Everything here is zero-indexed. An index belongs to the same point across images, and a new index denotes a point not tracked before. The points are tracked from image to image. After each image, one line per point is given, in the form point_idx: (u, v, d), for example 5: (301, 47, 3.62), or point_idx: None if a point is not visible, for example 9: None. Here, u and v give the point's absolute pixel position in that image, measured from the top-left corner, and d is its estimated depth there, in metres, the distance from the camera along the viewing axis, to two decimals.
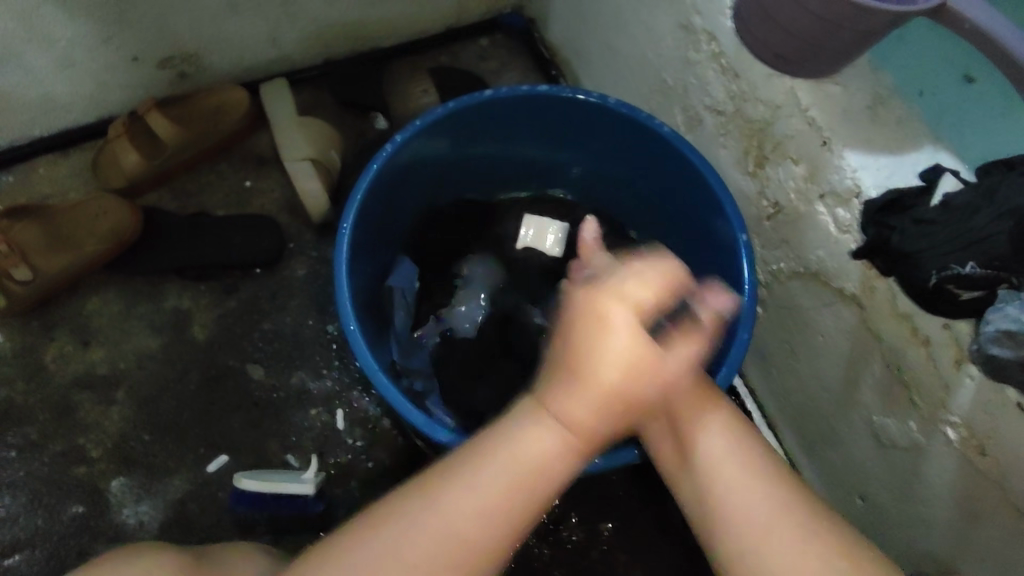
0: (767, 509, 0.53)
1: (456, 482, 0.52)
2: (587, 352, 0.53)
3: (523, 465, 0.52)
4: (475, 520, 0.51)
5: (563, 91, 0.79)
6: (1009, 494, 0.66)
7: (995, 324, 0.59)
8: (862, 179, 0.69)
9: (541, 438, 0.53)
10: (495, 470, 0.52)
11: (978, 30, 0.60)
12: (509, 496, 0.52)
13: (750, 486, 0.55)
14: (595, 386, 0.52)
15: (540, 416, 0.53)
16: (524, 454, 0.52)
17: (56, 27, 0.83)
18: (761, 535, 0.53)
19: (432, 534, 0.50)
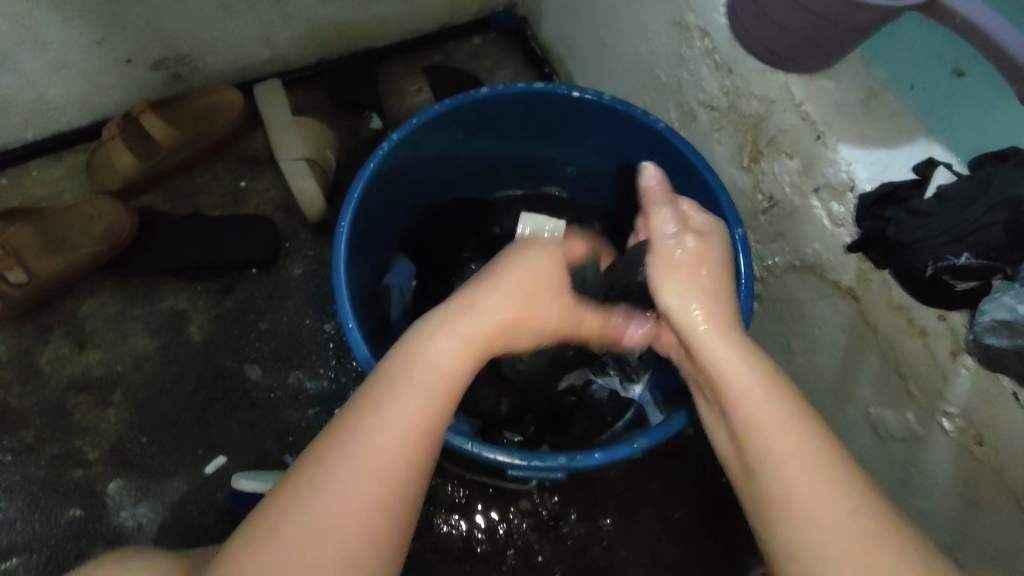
0: (803, 446, 0.51)
1: (367, 412, 0.50)
2: (498, 306, 0.57)
3: (437, 385, 0.52)
4: (378, 453, 0.48)
5: (558, 88, 0.79)
6: (1006, 482, 0.66)
7: (992, 314, 0.60)
8: (856, 172, 0.69)
9: (438, 355, 0.53)
10: (408, 396, 0.51)
11: (969, 24, 0.60)
12: (427, 416, 0.51)
13: (766, 415, 0.53)
14: (486, 313, 0.56)
15: (447, 332, 0.54)
16: (433, 368, 0.52)
17: (48, 29, 0.83)
18: (791, 479, 0.50)
19: (349, 474, 0.47)
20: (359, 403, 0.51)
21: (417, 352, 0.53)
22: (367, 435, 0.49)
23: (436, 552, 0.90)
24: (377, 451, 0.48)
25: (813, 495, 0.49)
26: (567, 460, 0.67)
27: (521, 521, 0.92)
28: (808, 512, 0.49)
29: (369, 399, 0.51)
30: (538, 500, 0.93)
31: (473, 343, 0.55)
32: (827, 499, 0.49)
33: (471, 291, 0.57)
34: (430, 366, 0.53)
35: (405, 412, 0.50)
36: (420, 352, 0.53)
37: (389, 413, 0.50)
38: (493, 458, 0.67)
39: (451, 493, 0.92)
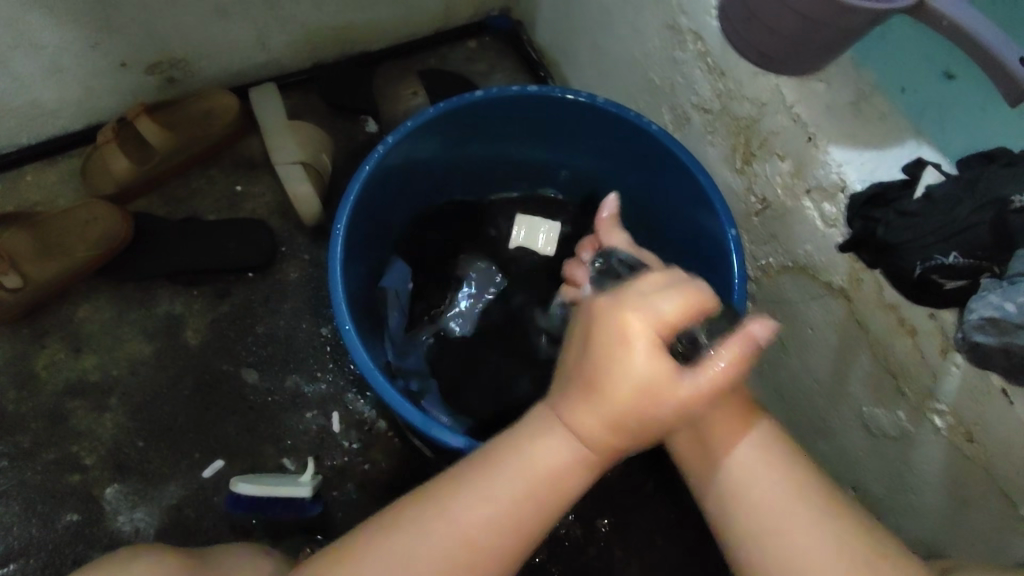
0: (774, 482, 0.53)
1: (462, 490, 0.51)
2: None
3: (536, 483, 0.50)
4: (466, 533, 0.50)
5: (553, 91, 0.80)
6: (995, 478, 0.68)
7: (979, 312, 0.61)
8: (846, 174, 0.70)
9: (557, 455, 0.50)
10: (509, 481, 0.50)
11: (956, 27, 0.61)
12: (518, 517, 0.50)
13: (729, 440, 0.56)
14: (596, 429, 0.49)
15: (569, 437, 0.50)
16: (540, 466, 0.50)
17: (44, 33, 0.83)
18: (766, 506, 0.52)
19: (423, 534, 0.50)
20: (463, 483, 0.51)
21: (534, 442, 0.51)
22: (461, 505, 0.50)
23: None
24: (460, 526, 0.50)
25: (799, 525, 0.51)
26: None
27: None
28: (792, 544, 0.51)
29: (433, 487, 0.53)
30: None
31: (590, 447, 0.50)
32: (810, 530, 0.51)
33: (596, 352, 0.48)
34: (491, 410, 0.53)
35: (509, 496, 0.50)
36: (539, 451, 0.51)
37: (483, 502, 0.50)
38: None
39: None
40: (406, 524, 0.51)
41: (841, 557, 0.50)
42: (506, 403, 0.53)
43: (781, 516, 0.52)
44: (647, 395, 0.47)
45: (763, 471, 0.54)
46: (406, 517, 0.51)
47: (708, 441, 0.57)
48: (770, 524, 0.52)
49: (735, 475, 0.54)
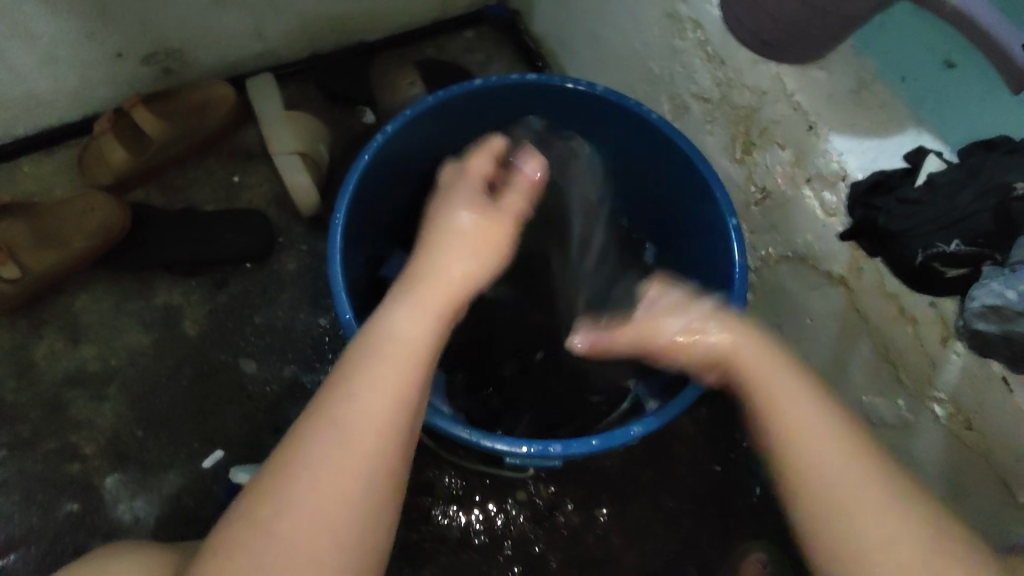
0: (852, 468, 0.55)
1: (344, 385, 0.54)
2: (406, 320, 0.58)
3: (401, 356, 0.56)
4: (355, 416, 0.53)
5: (551, 79, 0.79)
6: (996, 467, 0.67)
7: (980, 300, 0.59)
8: (847, 162, 0.70)
9: (413, 319, 0.58)
10: (376, 370, 0.55)
11: (958, 12, 0.61)
12: (397, 381, 0.55)
13: (808, 410, 0.57)
14: (443, 271, 0.62)
15: (407, 303, 0.59)
16: (400, 338, 0.57)
17: (40, 21, 0.82)
18: (852, 488, 0.54)
19: (329, 438, 0.52)
20: (343, 367, 0.56)
21: (380, 325, 0.58)
22: (342, 401, 0.54)
23: (433, 541, 0.90)
24: (349, 422, 0.53)
25: (855, 488, 0.54)
26: (564, 448, 0.67)
27: (517, 511, 0.92)
28: (852, 522, 0.53)
29: (343, 373, 0.56)
30: (533, 490, 0.93)
31: (433, 305, 0.60)
32: (882, 520, 0.53)
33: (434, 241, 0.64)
34: (396, 336, 0.57)
35: (380, 381, 0.54)
36: (385, 325, 0.58)
37: (359, 390, 0.54)
38: (490, 446, 0.67)
39: (448, 485, 0.92)
40: (318, 431, 0.53)
41: (899, 517, 0.53)
42: (416, 330, 0.58)
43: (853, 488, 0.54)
44: (478, 237, 0.65)
45: (764, 358, 0.61)
46: (319, 418, 0.53)
47: (780, 407, 0.58)
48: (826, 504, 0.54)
49: (767, 371, 0.60)
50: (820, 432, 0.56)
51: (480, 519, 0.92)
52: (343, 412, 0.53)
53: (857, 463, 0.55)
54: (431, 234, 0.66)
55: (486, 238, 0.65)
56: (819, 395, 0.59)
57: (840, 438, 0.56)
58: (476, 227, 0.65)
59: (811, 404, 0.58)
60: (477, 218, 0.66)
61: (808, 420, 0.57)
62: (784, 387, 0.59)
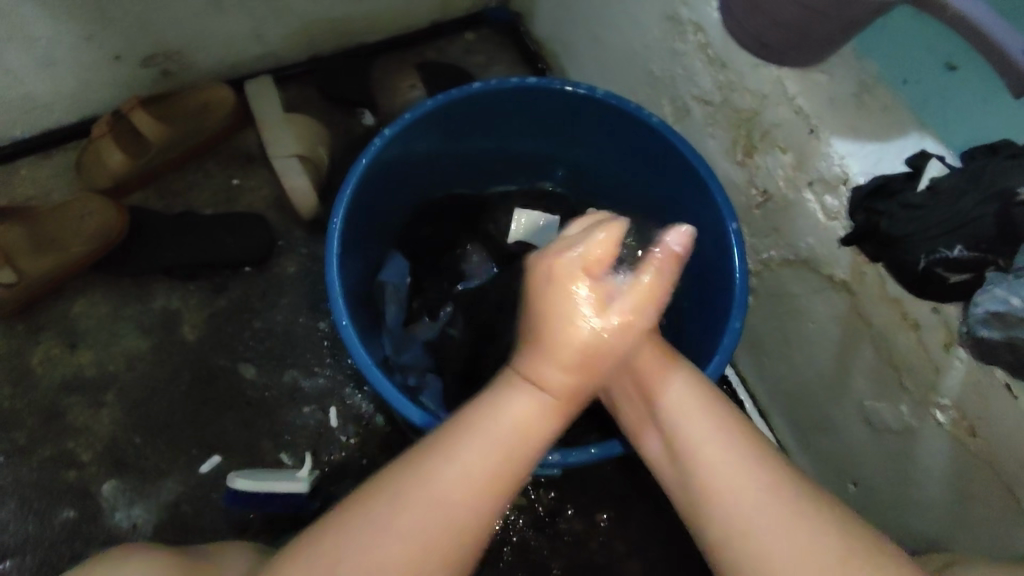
0: (755, 488, 0.51)
1: (444, 462, 0.49)
2: (518, 407, 0.51)
3: (506, 446, 0.50)
4: (451, 506, 0.48)
5: (550, 83, 0.79)
6: (999, 473, 0.67)
7: (984, 306, 0.60)
8: (849, 166, 0.70)
9: (529, 411, 0.51)
10: (474, 447, 0.50)
11: (961, 18, 0.60)
12: (491, 469, 0.49)
13: (689, 429, 0.56)
14: (558, 380, 0.51)
15: (528, 392, 0.52)
16: (514, 427, 0.51)
17: (37, 25, 0.82)
18: (720, 494, 0.52)
19: (419, 517, 0.48)
20: (445, 442, 0.50)
21: (495, 402, 0.52)
22: (439, 477, 0.49)
23: None
24: (449, 498, 0.48)
25: (751, 519, 0.50)
26: (563, 457, 0.67)
27: (519, 517, 0.92)
28: (758, 525, 0.50)
29: (440, 447, 0.50)
30: (534, 496, 0.93)
31: (554, 398, 0.52)
32: (773, 522, 0.50)
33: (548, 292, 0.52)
34: (510, 425, 0.51)
35: (483, 464, 0.49)
36: (502, 404, 0.52)
37: (459, 467, 0.49)
38: None
39: None
40: (410, 504, 0.48)
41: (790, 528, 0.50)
42: (531, 420, 0.51)
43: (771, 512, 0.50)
44: (595, 349, 0.51)
45: (685, 380, 0.59)
46: (409, 492, 0.49)
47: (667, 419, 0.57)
48: (745, 534, 0.50)
49: (677, 417, 0.57)
50: (717, 441, 0.54)
51: None
52: (439, 492, 0.48)
53: (758, 481, 0.52)
54: (550, 308, 0.52)
55: (600, 352, 0.51)
56: (721, 412, 0.56)
57: (738, 467, 0.53)
58: (597, 343, 0.51)
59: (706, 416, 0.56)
60: (607, 328, 0.51)
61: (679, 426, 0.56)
62: (671, 379, 0.59)
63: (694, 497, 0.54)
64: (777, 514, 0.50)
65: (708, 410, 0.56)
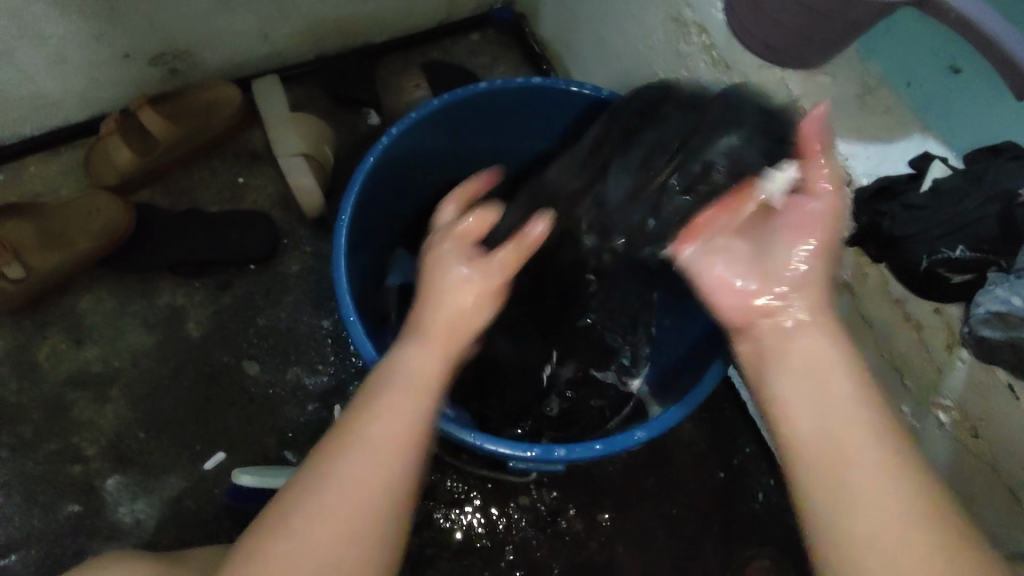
0: (895, 487, 0.49)
1: (367, 417, 0.53)
2: (418, 361, 0.57)
3: (417, 391, 0.55)
4: (375, 448, 0.52)
5: (557, 83, 0.80)
6: (1000, 473, 0.67)
7: (986, 306, 0.59)
8: (851, 167, 0.70)
9: (418, 359, 0.57)
10: (399, 403, 0.54)
11: (963, 19, 0.60)
12: (410, 415, 0.54)
13: (847, 392, 0.53)
14: (439, 320, 0.59)
15: (418, 342, 0.58)
16: (414, 371, 0.56)
17: (47, 23, 0.83)
18: (865, 492, 0.49)
19: (348, 467, 0.51)
20: (360, 401, 0.55)
21: (393, 359, 0.57)
22: (369, 430, 0.53)
23: (434, 547, 0.90)
24: (376, 449, 0.52)
25: (873, 504, 0.49)
26: (567, 452, 0.67)
27: (519, 516, 0.92)
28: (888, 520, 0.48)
29: (361, 403, 0.55)
30: (536, 495, 0.93)
31: (442, 339, 0.58)
32: (907, 524, 0.48)
33: (425, 288, 0.61)
34: (411, 369, 0.56)
35: (401, 413, 0.54)
36: (398, 360, 0.57)
37: (381, 420, 0.53)
38: (494, 450, 0.67)
39: (450, 489, 0.92)
40: (343, 456, 0.52)
41: (925, 537, 0.47)
42: (427, 363, 0.57)
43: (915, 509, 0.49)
44: (486, 295, 0.60)
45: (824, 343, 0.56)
46: (336, 447, 0.52)
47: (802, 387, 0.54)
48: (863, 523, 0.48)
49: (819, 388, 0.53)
50: (851, 426, 0.51)
51: (482, 524, 0.91)
52: (369, 437, 0.52)
53: (903, 477, 0.49)
54: (430, 288, 0.61)
55: (464, 319, 0.59)
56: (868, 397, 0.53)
57: (867, 440, 0.51)
58: (470, 294, 0.60)
59: (852, 389, 0.53)
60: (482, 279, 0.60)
61: (818, 396, 0.53)
62: (812, 341, 0.56)
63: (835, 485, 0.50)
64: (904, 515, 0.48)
65: (861, 398, 0.53)
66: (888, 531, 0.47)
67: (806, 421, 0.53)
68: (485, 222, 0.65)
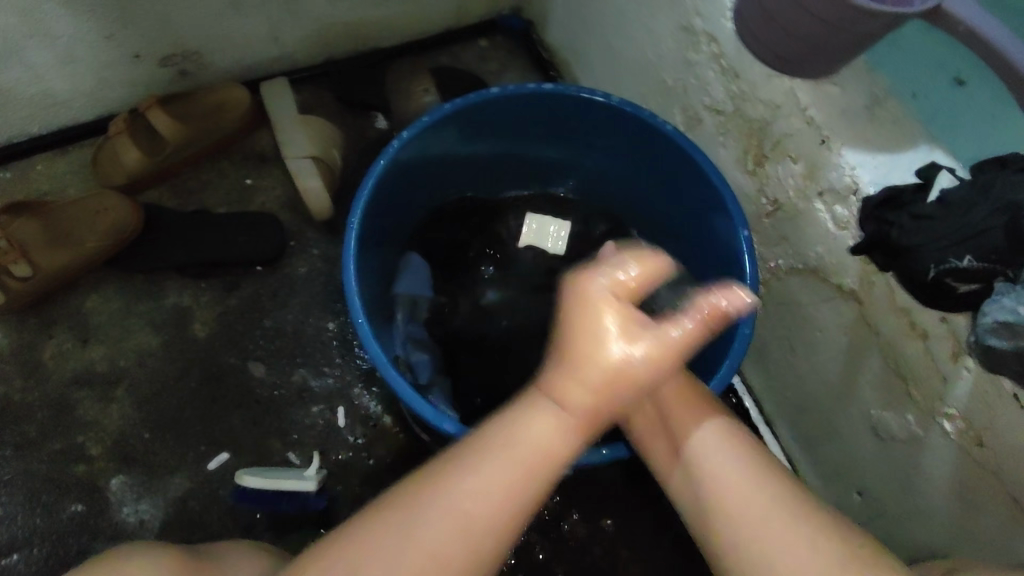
0: (770, 501, 0.49)
1: (467, 471, 0.47)
2: (538, 428, 0.48)
3: (528, 463, 0.47)
4: (476, 515, 0.46)
5: (568, 89, 0.80)
6: (1004, 482, 0.68)
7: (993, 315, 0.60)
8: (860, 176, 0.70)
9: (541, 427, 0.48)
10: (498, 465, 0.47)
11: (973, 32, 0.61)
12: (518, 491, 0.47)
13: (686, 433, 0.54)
14: (575, 392, 0.48)
15: (552, 410, 0.48)
16: (529, 443, 0.48)
17: (59, 22, 0.83)
18: (738, 511, 0.49)
19: (437, 517, 0.46)
20: (459, 451, 0.49)
21: (519, 424, 0.48)
22: (465, 485, 0.47)
23: None
24: (471, 519, 0.46)
25: (762, 532, 0.48)
26: (575, 456, 0.67)
27: None
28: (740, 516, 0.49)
29: (468, 454, 0.48)
30: (540, 500, 0.93)
31: (572, 419, 0.48)
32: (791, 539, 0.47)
33: (573, 321, 0.50)
34: (524, 439, 0.48)
35: (499, 482, 0.47)
36: (521, 422, 0.48)
37: (473, 486, 0.47)
38: None
39: None
40: (434, 504, 0.47)
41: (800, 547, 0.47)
42: (548, 439, 0.48)
43: (742, 513, 0.49)
44: (623, 372, 0.48)
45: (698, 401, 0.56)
46: (428, 493, 0.47)
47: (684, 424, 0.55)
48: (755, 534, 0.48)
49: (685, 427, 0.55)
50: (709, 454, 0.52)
51: None
52: (460, 502, 0.46)
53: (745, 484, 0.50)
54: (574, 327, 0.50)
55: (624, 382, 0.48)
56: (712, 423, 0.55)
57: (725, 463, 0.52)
58: (644, 367, 0.48)
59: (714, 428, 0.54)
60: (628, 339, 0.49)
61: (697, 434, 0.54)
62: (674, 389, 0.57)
63: (706, 511, 0.51)
64: (784, 520, 0.48)
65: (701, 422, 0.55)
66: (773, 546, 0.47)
67: (666, 460, 0.56)
68: (638, 282, 0.51)
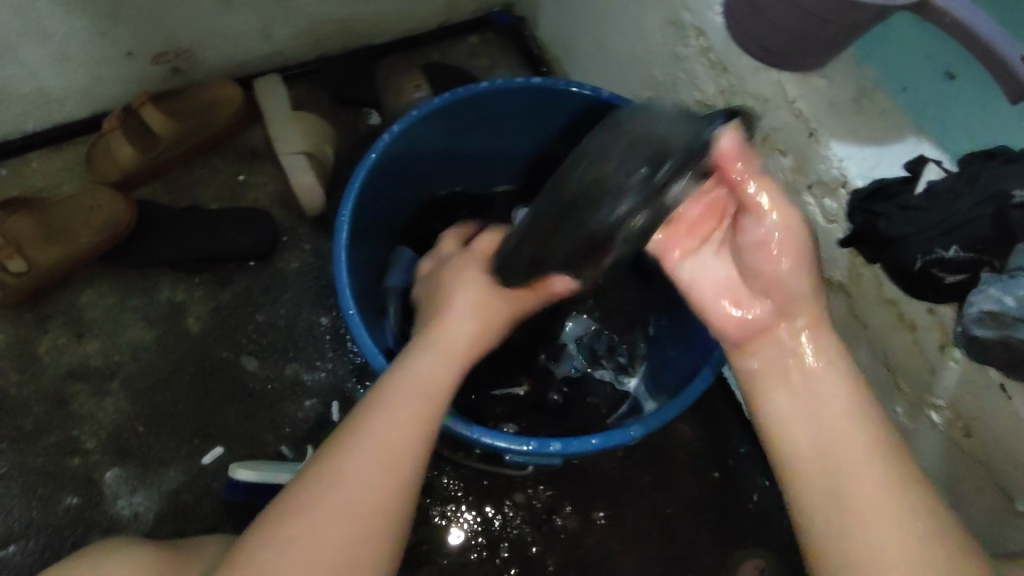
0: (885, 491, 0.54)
1: (370, 418, 0.60)
2: (426, 368, 0.65)
3: (422, 395, 0.62)
4: (386, 443, 0.59)
5: (558, 84, 0.80)
6: (992, 472, 0.68)
7: (979, 305, 0.60)
8: (848, 169, 0.71)
9: (428, 365, 0.65)
10: (396, 407, 0.61)
11: (958, 23, 0.61)
12: (417, 417, 0.61)
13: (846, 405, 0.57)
14: (461, 334, 0.70)
15: (432, 353, 0.66)
16: (418, 382, 0.63)
17: (52, 20, 0.84)
18: (864, 492, 0.54)
19: (358, 459, 0.58)
20: (363, 408, 0.62)
21: (406, 368, 0.64)
22: (373, 428, 0.59)
23: (431, 544, 0.90)
24: (383, 446, 0.59)
25: (873, 517, 0.53)
26: (562, 447, 0.68)
27: (516, 514, 0.92)
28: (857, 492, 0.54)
29: (367, 410, 0.61)
30: (532, 493, 0.94)
31: (456, 359, 0.67)
32: (901, 529, 0.52)
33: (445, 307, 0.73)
34: (417, 379, 0.63)
35: (401, 419, 0.60)
36: (411, 368, 0.64)
37: (384, 421, 0.60)
38: (492, 443, 0.67)
39: (448, 487, 0.93)
40: (352, 453, 0.58)
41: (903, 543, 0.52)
42: (437, 372, 0.65)
43: (882, 504, 0.53)
44: (489, 310, 0.73)
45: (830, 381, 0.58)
46: (345, 444, 0.59)
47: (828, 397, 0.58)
48: (866, 515, 0.53)
49: (817, 405, 0.58)
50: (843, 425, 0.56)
51: (478, 520, 0.92)
52: (369, 441, 0.59)
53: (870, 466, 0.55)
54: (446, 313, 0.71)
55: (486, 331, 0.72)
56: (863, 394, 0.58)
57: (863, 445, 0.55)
58: (478, 325, 0.71)
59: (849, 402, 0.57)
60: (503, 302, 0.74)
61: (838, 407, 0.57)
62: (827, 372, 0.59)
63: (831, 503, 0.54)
64: (893, 509, 0.53)
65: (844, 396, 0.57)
66: (877, 534, 0.52)
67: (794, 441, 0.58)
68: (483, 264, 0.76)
